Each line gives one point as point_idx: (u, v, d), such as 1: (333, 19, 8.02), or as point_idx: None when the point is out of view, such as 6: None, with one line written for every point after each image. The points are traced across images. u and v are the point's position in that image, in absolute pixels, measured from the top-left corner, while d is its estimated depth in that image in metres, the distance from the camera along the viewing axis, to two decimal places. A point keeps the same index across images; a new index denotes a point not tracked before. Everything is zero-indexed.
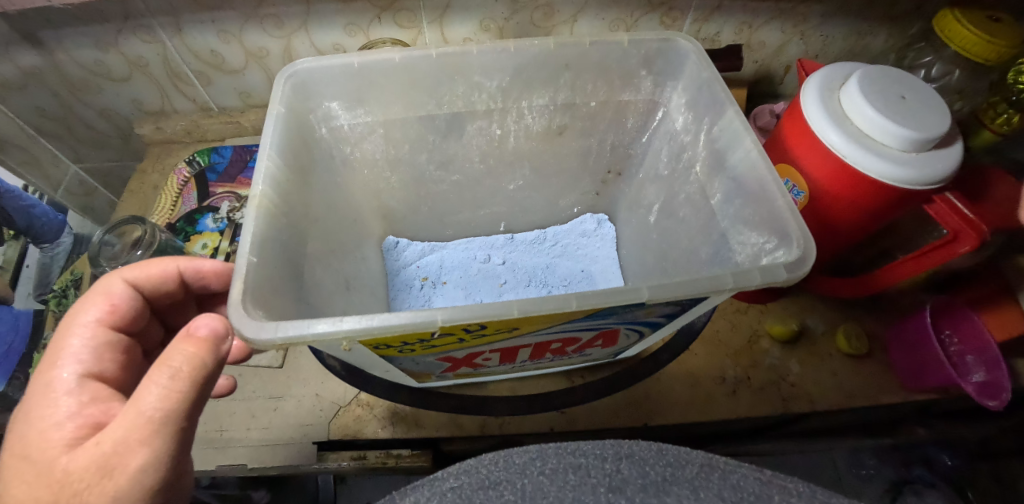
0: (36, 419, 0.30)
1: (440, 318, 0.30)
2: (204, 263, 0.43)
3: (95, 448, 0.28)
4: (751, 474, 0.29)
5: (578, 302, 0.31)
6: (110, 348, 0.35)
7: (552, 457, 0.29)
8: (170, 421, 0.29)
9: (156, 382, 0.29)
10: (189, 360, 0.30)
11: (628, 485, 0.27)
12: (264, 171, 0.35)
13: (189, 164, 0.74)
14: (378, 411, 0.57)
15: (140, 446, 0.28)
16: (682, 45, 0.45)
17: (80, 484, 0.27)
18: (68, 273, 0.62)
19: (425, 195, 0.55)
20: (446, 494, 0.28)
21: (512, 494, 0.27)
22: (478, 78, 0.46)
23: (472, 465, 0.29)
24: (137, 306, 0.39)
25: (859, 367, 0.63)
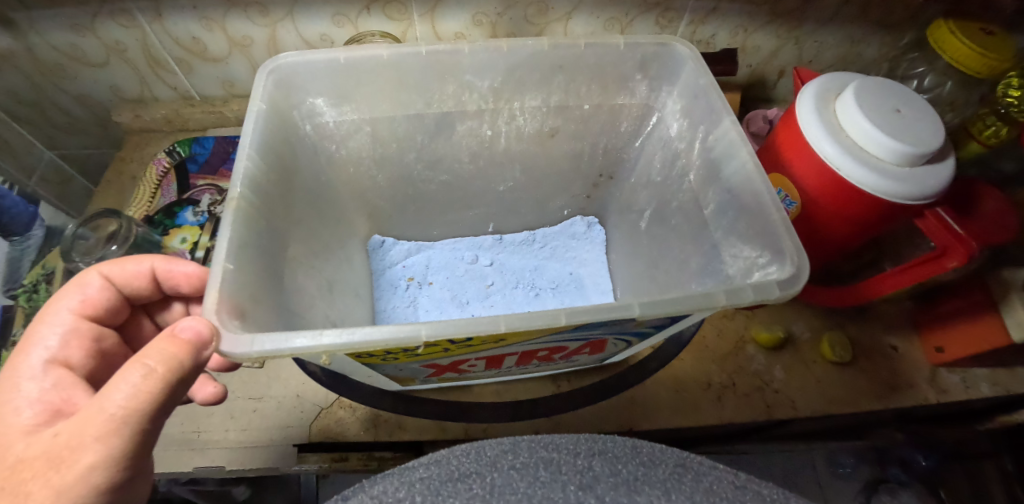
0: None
1: (424, 332, 0.29)
2: (184, 266, 0.39)
3: (51, 438, 0.25)
4: (724, 477, 0.28)
5: (567, 318, 0.30)
6: (84, 338, 0.34)
7: (523, 452, 0.29)
8: (134, 421, 0.25)
9: (126, 377, 0.25)
10: (166, 359, 0.26)
11: (600, 483, 0.27)
12: (245, 172, 0.33)
13: (169, 154, 0.72)
14: (360, 413, 0.57)
15: (95, 443, 0.24)
16: (681, 50, 0.44)
17: (25, 474, 0.24)
18: (40, 267, 0.59)
19: (413, 195, 0.54)
20: (414, 484, 0.27)
21: (480, 488, 0.26)
22: (469, 77, 0.44)
23: (444, 456, 0.29)
24: (112, 300, 0.37)
25: (843, 375, 0.63)
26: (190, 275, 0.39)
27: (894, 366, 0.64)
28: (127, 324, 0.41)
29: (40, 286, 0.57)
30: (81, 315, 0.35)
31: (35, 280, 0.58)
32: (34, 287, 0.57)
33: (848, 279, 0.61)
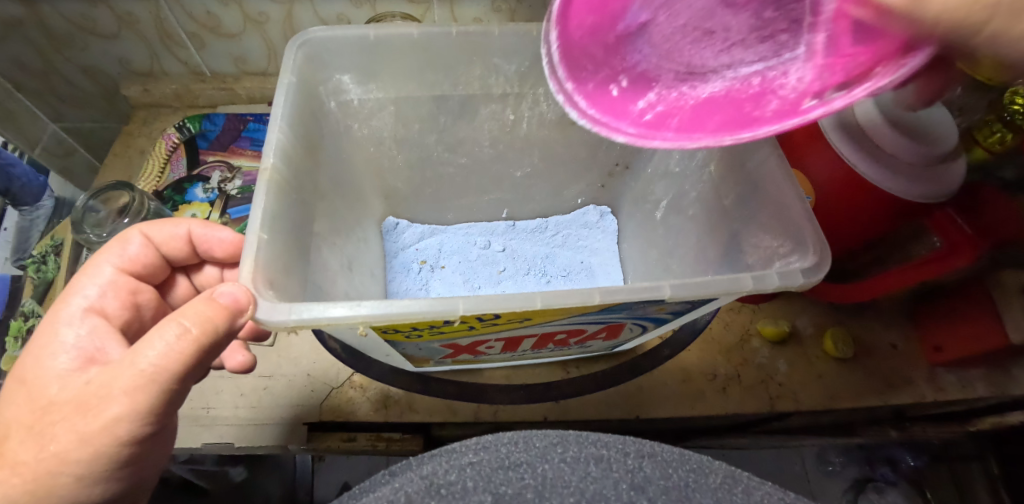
0: (38, 348, 0.29)
1: (461, 307, 0.29)
2: (219, 234, 0.39)
3: (83, 386, 0.26)
4: (777, 494, 0.29)
5: (601, 297, 0.30)
6: (122, 290, 0.35)
7: (574, 445, 0.30)
8: (161, 381, 0.25)
9: (162, 335, 0.25)
10: (202, 321, 0.26)
11: (651, 485, 0.28)
12: (276, 145, 0.33)
13: (179, 130, 0.71)
14: (371, 393, 0.57)
15: (122, 396, 0.25)
16: None
17: (55, 416, 0.25)
18: (48, 238, 0.58)
19: (430, 178, 0.54)
20: (465, 468, 0.29)
21: (531, 479, 0.28)
22: (496, 60, 0.44)
23: (494, 442, 0.31)
24: (152, 258, 0.37)
25: (843, 371, 0.65)
26: (225, 242, 0.39)
27: (894, 362, 0.66)
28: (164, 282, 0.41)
29: (50, 257, 0.57)
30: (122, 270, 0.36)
31: (45, 251, 0.57)
32: (43, 258, 0.57)
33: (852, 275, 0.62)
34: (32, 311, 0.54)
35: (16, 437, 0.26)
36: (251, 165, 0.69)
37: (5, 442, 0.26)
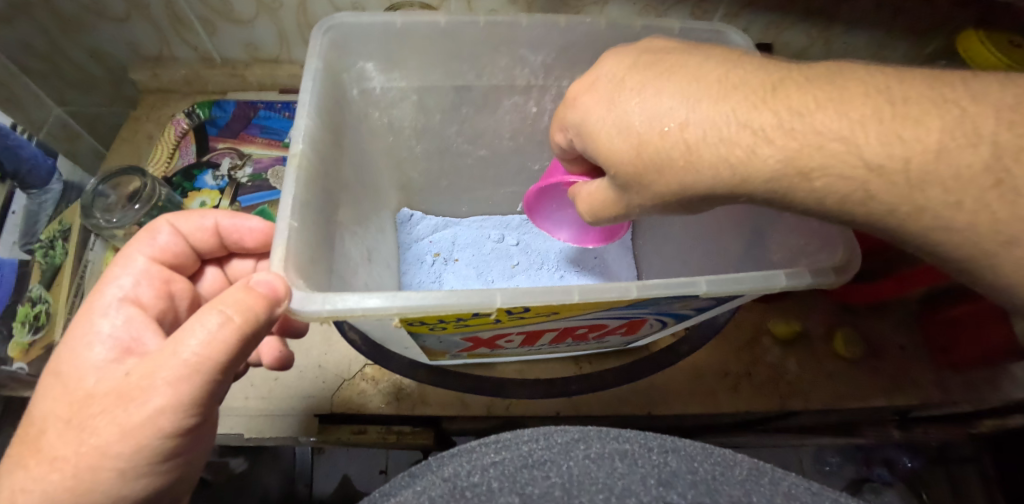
0: (73, 339, 0.28)
1: (498, 299, 0.29)
2: (248, 222, 0.39)
3: (122, 377, 0.25)
4: (800, 484, 0.31)
5: (639, 291, 0.31)
6: (156, 279, 0.34)
7: (597, 442, 0.32)
8: (204, 371, 0.24)
9: (203, 323, 0.25)
10: (243, 308, 0.25)
11: (677, 479, 0.30)
12: (303, 132, 0.33)
13: (188, 116, 0.70)
14: (383, 386, 0.57)
15: (165, 387, 0.24)
16: (735, 39, 0.43)
17: (95, 408, 0.24)
18: (56, 223, 0.59)
19: (447, 170, 0.53)
20: (490, 468, 0.31)
21: (558, 475, 0.30)
22: (523, 51, 0.43)
23: (514, 444, 0.33)
24: (181, 248, 0.36)
25: (851, 371, 0.65)
26: (255, 231, 0.39)
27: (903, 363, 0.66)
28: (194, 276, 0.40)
29: (58, 242, 0.57)
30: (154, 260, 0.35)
31: (53, 236, 0.58)
32: (51, 242, 0.57)
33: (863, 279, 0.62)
34: (40, 296, 0.55)
35: (54, 431, 0.25)
36: (262, 153, 0.68)
37: (42, 437, 0.25)
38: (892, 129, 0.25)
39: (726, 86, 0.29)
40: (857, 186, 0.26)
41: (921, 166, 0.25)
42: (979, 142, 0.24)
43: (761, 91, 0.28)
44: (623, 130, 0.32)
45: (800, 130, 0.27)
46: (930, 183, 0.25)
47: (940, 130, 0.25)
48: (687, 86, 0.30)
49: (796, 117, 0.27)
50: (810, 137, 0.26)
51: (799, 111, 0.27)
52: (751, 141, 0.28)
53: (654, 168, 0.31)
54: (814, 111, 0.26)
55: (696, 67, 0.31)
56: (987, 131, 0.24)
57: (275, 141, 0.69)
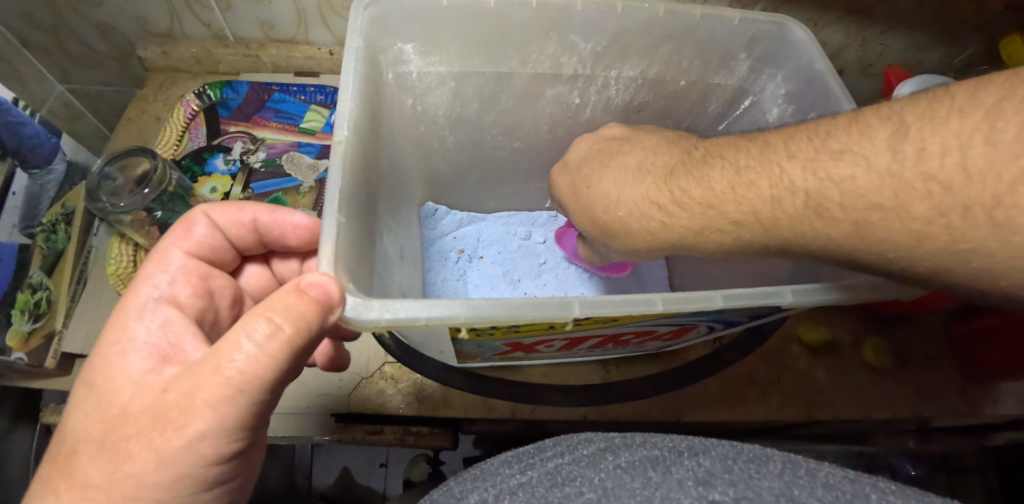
0: (106, 345, 0.26)
1: (577, 308, 0.26)
2: (291, 217, 0.36)
3: (159, 393, 0.23)
4: (836, 472, 0.28)
5: (726, 301, 0.28)
6: (193, 277, 0.32)
7: (624, 452, 0.31)
8: (250, 391, 0.23)
9: (249, 334, 0.23)
10: (293, 317, 0.23)
11: (715, 478, 0.28)
12: (347, 119, 0.30)
13: (199, 96, 0.66)
14: (403, 386, 0.54)
15: (206, 409, 0.22)
16: (797, 33, 0.41)
17: (129, 429, 0.23)
18: (58, 206, 0.56)
19: (479, 161, 0.50)
20: (516, 493, 0.29)
21: (591, 489, 0.27)
22: (574, 37, 0.40)
23: (539, 468, 0.31)
24: (218, 241, 0.35)
25: (879, 381, 0.62)
26: (299, 227, 0.37)
27: (929, 374, 0.63)
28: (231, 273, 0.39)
29: (59, 227, 0.54)
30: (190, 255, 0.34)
31: (54, 220, 0.55)
32: (53, 226, 0.54)
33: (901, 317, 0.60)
34: (40, 284, 0.52)
35: (85, 454, 0.23)
36: (276, 138, 0.65)
37: (73, 459, 0.23)
38: (740, 193, 0.31)
39: (641, 173, 0.38)
40: (732, 238, 0.33)
41: (768, 214, 0.30)
42: (793, 191, 0.29)
43: (661, 175, 0.37)
44: (581, 210, 0.43)
45: (687, 203, 0.34)
46: (780, 225, 0.30)
47: (769, 188, 0.30)
48: (618, 175, 0.40)
49: (683, 195, 0.34)
50: (696, 206, 0.34)
51: (684, 189, 0.35)
52: (658, 214, 0.36)
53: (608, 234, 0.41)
54: (694, 188, 0.34)
55: (628, 153, 0.41)
56: (797, 179, 0.29)
57: (289, 125, 0.65)
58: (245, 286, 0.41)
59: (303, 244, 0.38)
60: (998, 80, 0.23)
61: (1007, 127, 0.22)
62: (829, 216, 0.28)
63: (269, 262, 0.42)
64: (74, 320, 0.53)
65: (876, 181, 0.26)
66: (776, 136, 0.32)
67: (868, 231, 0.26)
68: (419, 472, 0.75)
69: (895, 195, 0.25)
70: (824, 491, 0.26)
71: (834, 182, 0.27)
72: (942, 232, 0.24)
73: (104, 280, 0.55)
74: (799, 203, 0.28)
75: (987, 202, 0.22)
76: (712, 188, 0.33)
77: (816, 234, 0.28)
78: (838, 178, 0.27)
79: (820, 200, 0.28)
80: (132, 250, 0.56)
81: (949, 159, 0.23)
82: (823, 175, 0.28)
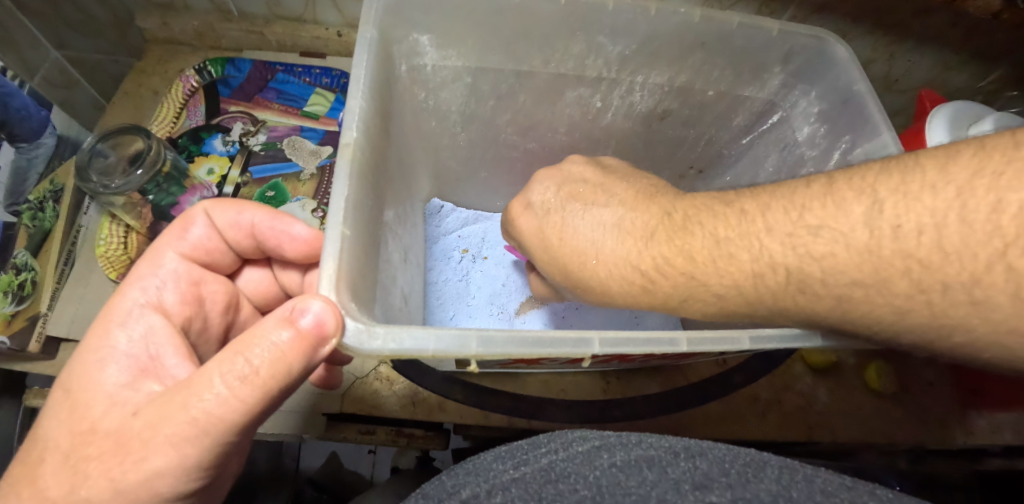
0: (86, 351, 0.27)
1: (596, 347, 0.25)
2: (292, 228, 0.34)
3: (128, 417, 0.23)
4: (833, 480, 0.26)
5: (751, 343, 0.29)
6: (183, 282, 0.32)
7: (620, 450, 0.29)
8: (215, 433, 0.23)
9: (223, 375, 0.23)
10: (271, 363, 0.23)
11: (711, 481, 0.26)
12: (356, 118, 0.28)
13: (199, 73, 0.63)
14: (398, 388, 0.51)
15: (167, 447, 0.22)
16: (837, 50, 0.39)
17: (92, 450, 0.23)
18: (47, 182, 0.53)
19: (490, 160, 0.48)
20: (509, 488, 0.27)
21: (585, 487, 0.26)
22: (602, 38, 0.38)
23: (533, 461, 0.29)
24: (216, 245, 0.35)
25: (883, 408, 0.58)
26: (300, 239, 0.34)
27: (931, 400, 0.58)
28: (230, 273, 0.38)
29: (48, 205, 0.52)
30: (185, 256, 0.34)
31: (42, 197, 0.52)
32: (40, 204, 0.51)
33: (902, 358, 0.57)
34: (25, 264, 0.49)
35: (49, 464, 0.23)
36: (278, 121, 0.62)
37: (38, 468, 0.23)
38: (724, 266, 0.29)
39: (616, 234, 0.34)
40: (712, 306, 0.31)
41: (753, 290, 0.29)
42: (774, 266, 0.27)
43: (638, 236, 0.33)
44: (544, 252, 0.38)
45: (669, 271, 0.31)
46: (764, 298, 0.28)
47: (751, 263, 0.28)
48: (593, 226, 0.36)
49: (665, 260, 0.31)
50: (675, 273, 0.31)
51: (666, 254, 0.31)
52: (636, 279, 0.32)
53: (575, 287, 0.37)
54: (677, 255, 0.31)
55: (602, 204, 0.37)
56: (779, 254, 0.27)
57: (292, 108, 0.62)
58: (244, 289, 0.40)
59: (299, 258, 0.35)
60: (970, 152, 0.23)
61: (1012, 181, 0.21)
62: (811, 292, 0.27)
63: (270, 266, 0.40)
64: (61, 302, 0.51)
65: (856, 257, 0.25)
66: (750, 201, 0.30)
67: (851, 306, 0.26)
68: (408, 459, 0.76)
69: (876, 272, 0.24)
70: (823, 499, 0.24)
71: (815, 258, 0.26)
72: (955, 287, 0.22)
73: (93, 261, 0.53)
74: (782, 279, 0.27)
75: (966, 281, 0.22)
76: (696, 258, 0.30)
77: (802, 307, 0.27)
78: (818, 253, 0.26)
79: (801, 276, 0.27)
80: (122, 231, 0.54)
81: (926, 236, 0.23)
82: (802, 251, 0.26)
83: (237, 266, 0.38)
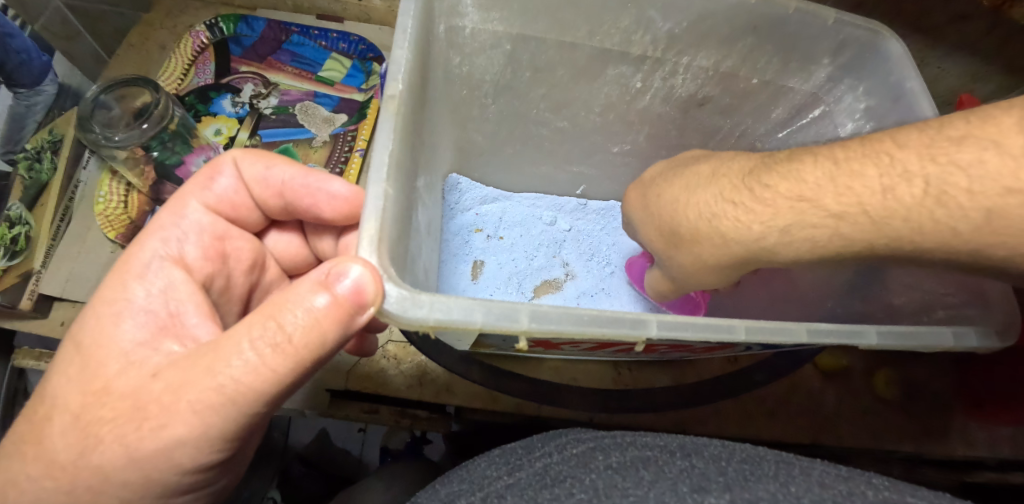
0: (101, 302, 0.25)
1: (651, 329, 0.24)
2: (332, 185, 0.31)
3: (146, 379, 0.22)
4: (829, 471, 0.25)
5: (809, 335, 0.28)
6: (207, 236, 0.30)
7: (616, 452, 0.28)
8: (244, 403, 0.21)
9: (253, 341, 0.21)
10: (305, 331, 0.21)
11: (709, 483, 0.24)
12: (402, 70, 0.27)
13: (209, 29, 0.60)
14: (405, 367, 0.48)
15: (190, 415, 0.21)
16: (891, 45, 0.37)
17: (106, 412, 0.22)
18: (46, 131, 0.51)
19: (518, 137, 0.46)
20: (503, 494, 0.26)
21: (582, 491, 0.25)
22: (653, 13, 0.36)
23: (535, 471, 0.28)
24: (241, 200, 0.33)
25: (892, 416, 0.52)
26: (338, 197, 0.32)
27: (939, 410, 0.53)
28: (257, 232, 0.37)
29: (45, 155, 0.49)
30: (209, 207, 0.32)
31: (39, 146, 0.49)
32: (37, 155, 0.49)
33: (919, 364, 0.55)
34: (19, 218, 0.46)
35: (58, 424, 0.22)
36: (290, 85, 0.59)
37: (45, 427, 0.22)
38: (845, 184, 0.27)
39: (732, 178, 0.33)
40: (831, 233, 0.28)
41: None
42: (908, 179, 0.25)
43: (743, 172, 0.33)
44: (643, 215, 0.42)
45: (769, 197, 0.30)
46: (893, 218, 0.26)
47: None
48: (692, 181, 0.37)
49: (765, 188, 0.31)
50: (784, 201, 0.30)
51: (765, 181, 0.31)
52: (730, 210, 0.32)
53: (675, 250, 0.37)
54: (779, 182, 0.30)
55: (697, 166, 0.38)
56: (882, 173, 0.26)
57: (307, 72, 0.59)
58: (272, 249, 0.38)
59: (338, 218, 0.33)
60: None
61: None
62: (956, 206, 0.24)
63: (301, 230, 0.38)
64: (55, 261, 0.48)
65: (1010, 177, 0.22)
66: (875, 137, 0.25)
67: (1002, 222, 0.22)
68: (398, 440, 0.75)
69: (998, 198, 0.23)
70: (821, 489, 0.23)
71: (962, 166, 0.23)
72: None
73: (91, 218, 0.50)
74: (919, 191, 0.24)
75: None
76: (804, 182, 0.29)
77: None
78: (965, 162, 0.23)
79: (943, 186, 0.24)
80: (123, 190, 0.52)
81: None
82: None
83: (263, 226, 0.36)
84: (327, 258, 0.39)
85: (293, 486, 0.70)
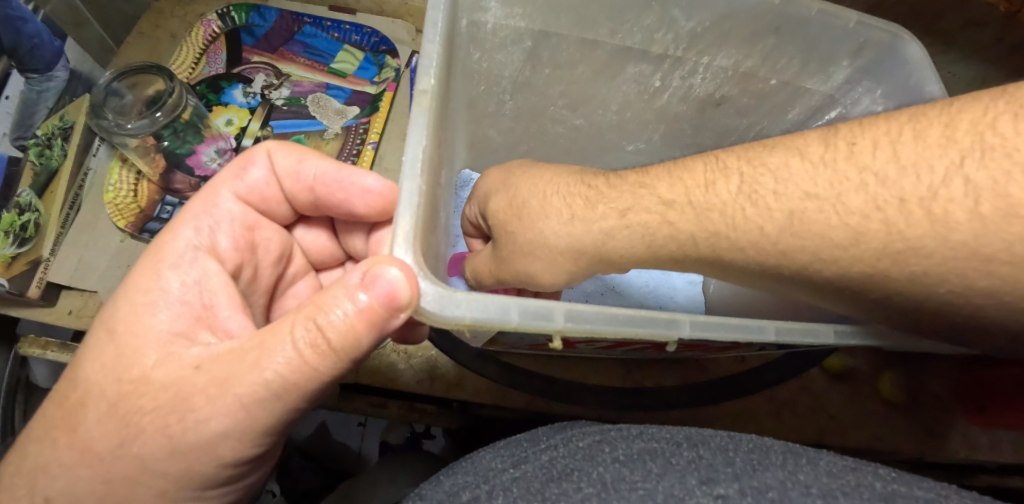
0: (135, 290, 0.25)
1: (682, 330, 0.25)
2: (363, 181, 0.31)
3: (189, 370, 0.22)
4: (836, 461, 0.26)
5: (837, 335, 0.29)
6: (237, 226, 0.31)
7: (621, 445, 0.28)
8: (288, 398, 0.22)
9: (294, 337, 0.21)
10: (342, 331, 0.22)
11: (718, 473, 0.24)
12: (432, 64, 0.27)
13: (221, 17, 0.59)
14: (415, 362, 0.47)
15: (237, 408, 0.22)
16: (912, 49, 0.37)
17: (146, 403, 0.22)
18: (56, 117, 0.50)
19: (533, 134, 0.46)
20: (509, 487, 0.26)
21: (589, 485, 0.25)
22: (676, 12, 0.36)
23: (541, 464, 0.28)
24: (273, 192, 0.33)
25: (897, 419, 0.53)
26: (366, 194, 0.32)
27: (944, 415, 0.53)
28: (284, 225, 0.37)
29: (56, 142, 0.49)
30: (241, 197, 0.32)
31: (51, 133, 0.49)
32: (48, 141, 0.48)
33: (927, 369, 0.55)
34: (29, 204, 0.46)
35: (94, 412, 0.22)
36: (302, 76, 0.58)
37: (80, 415, 0.22)
38: (677, 178, 0.31)
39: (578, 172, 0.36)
40: (660, 221, 0.30)
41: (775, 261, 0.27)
42: (727, 173, 0.29)
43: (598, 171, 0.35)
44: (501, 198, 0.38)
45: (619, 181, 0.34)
46: (712, 210, 0.29)
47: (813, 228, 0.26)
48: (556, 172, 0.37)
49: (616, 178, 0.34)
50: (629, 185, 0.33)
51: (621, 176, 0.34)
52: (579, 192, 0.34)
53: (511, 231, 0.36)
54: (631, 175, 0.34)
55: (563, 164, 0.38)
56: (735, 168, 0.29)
57: (319, 63, 0.59)
58: (302, 243, 0.38)
59: (372, 213, 0.32)
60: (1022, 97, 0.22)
61: (935, 125, 0.24)
62: (762, 206, 0.27)
63: (330, 226, 0.38)
64: (63, 248, 0.48)
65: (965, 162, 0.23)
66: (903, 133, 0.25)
67: (801, 223, 0.26)
68: (397, 434, 0.75)
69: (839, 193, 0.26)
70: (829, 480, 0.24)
71: (769, 171, 0.28)
72: (880, 229, 0.24)
73: (100, 208, 0.50)
74: (734, 188, 0.28)
75: (924, 195, 0.23)
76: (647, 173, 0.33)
77: None
78: (775, 166, 0.28)
79: (753, 187, 0.28)
80: (133, 178, 0.52)
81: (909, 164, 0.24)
82: None
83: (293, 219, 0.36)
84: (357, 255, 0.39)
85: (291, 479, 0.71)
